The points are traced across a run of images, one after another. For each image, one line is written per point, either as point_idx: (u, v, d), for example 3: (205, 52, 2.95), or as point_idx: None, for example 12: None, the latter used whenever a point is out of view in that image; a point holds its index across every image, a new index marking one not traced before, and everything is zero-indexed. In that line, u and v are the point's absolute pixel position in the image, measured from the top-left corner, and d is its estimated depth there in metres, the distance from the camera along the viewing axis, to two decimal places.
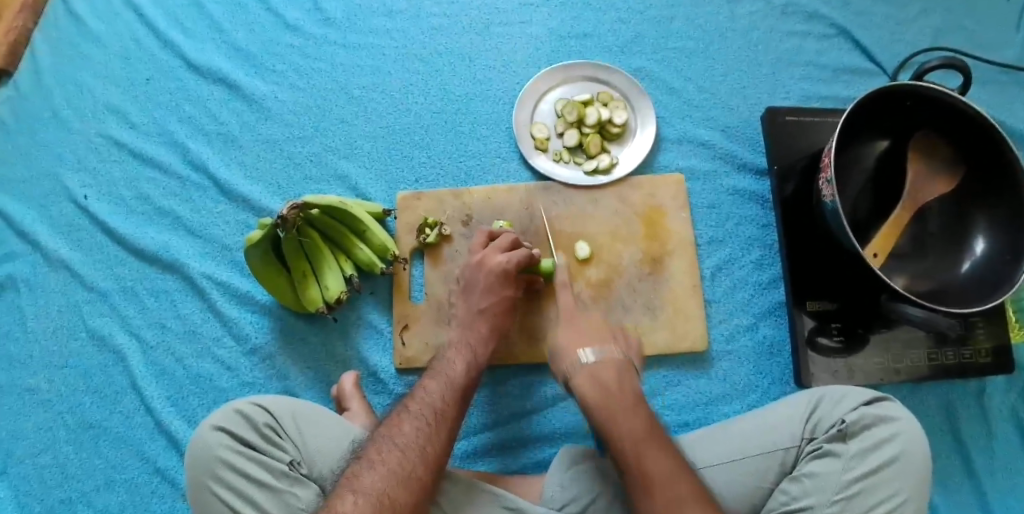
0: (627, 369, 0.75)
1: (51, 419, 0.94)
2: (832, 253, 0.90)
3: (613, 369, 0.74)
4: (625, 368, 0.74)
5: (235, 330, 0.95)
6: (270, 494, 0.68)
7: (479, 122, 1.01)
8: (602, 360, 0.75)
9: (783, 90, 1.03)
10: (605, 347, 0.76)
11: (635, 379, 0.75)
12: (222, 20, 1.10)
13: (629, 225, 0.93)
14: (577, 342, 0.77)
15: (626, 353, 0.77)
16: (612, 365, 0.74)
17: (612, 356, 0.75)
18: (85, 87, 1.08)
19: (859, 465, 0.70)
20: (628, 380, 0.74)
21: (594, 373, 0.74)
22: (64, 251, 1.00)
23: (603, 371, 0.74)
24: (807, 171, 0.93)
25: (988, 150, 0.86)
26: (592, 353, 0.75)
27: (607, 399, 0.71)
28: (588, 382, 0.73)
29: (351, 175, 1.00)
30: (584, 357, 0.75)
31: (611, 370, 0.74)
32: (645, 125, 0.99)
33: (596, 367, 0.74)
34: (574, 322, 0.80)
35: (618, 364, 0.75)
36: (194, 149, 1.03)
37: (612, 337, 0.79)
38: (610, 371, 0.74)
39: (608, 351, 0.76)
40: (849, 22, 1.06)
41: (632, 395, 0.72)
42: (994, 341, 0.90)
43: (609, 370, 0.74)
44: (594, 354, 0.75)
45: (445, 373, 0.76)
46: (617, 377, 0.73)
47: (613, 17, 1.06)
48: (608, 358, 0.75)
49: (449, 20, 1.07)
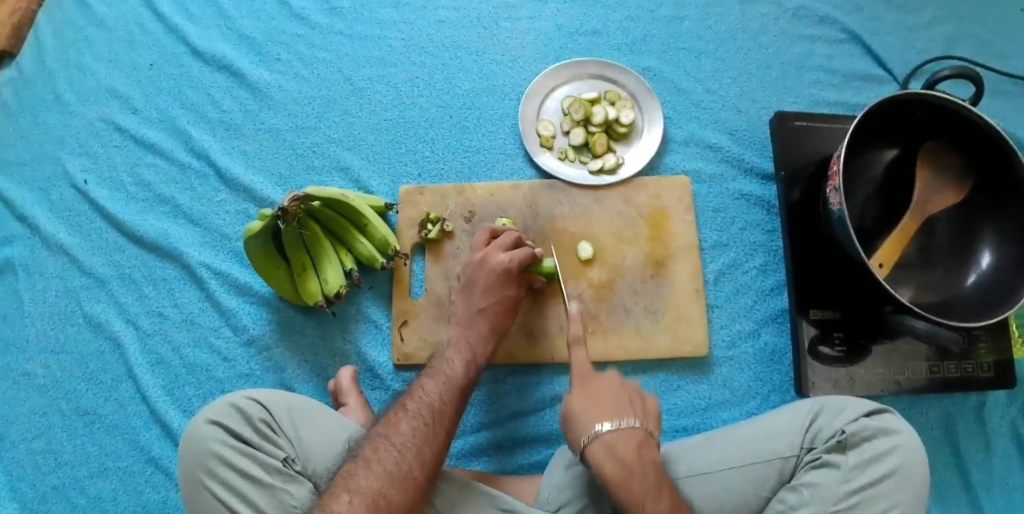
0: (647, 442, 0.68)
1: (46, 405, 0.94)
2: (837, 262, 0.89)
3: (635, 448, 0.67)
4: (643, 439, 0.68)
5: (233, 320, 0.94)
6: (263, 491, 0.68)
7: (484, 118, 1.00)
8: (620, 432, 0.68)
9: (793, 94, 1.02)
10: (623, 419, 0.68)
11: (655, 450, 0.69)
12: (228, 6, 1.08)
13: (633, 227, 0.92)
14: (597, 413, 0.70)
15: (643, 419, 0.70)
16: (634, 443, 0.67)
17: (631, 428, 0.68)
18: (88, 70, 1.07)
19: (856, 478, 0.70)
20: (648, 454, 0.67)
21: (612, 448, 0.67)
22: (63, 236, 1.00)
23: (621, 446, 0.67)
24: (815, 177, 0.92)
25: (998, 162, 0.85)
26: (610, 427, 0.68)
27: (629, 482, 0.65)
28: (605, 457, 0.67)
29: (354, 167, 0.98)
30: (602, 429, 0.68)
31: (631, 448, 0.67)
32: (653, 126, 0.98)
33: (612, 436, 0.68)
34: (590, 393, 0.72)
35: (637, 438, 0.68)
36: (196, 137, 1.02)
37: (630, 406, 0.71)
38: (630, 449, 0.67)
39: (626, 420, 0.68)
40: (861, 27, 1.04)
41: (654, 473, 0.66)
42: (996, 355, 0.89)
43: (626, 447, 0.67)
44: (611, 425, 0.68)
45: (444, 372, 0.75)
46: (637, 454, 0.67)
47: (623, 15, 1.05)
48: (628, 433, 0.68)
49: (457, 13, 1.05)
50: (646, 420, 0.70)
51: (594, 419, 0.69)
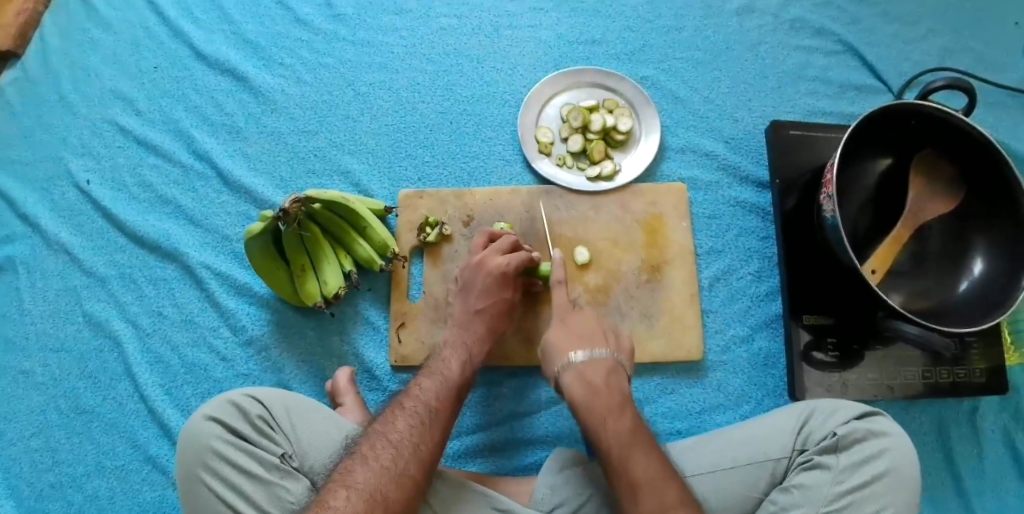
0: (615, 370, 0.77)
1: (44, 402, 0.94)
2: (831, 269, 0.90)
3: (602, 372, 0.76)
4: (613, 368, 0.76)
5: (232, 321, 0.95)
6: (261, 486, 0.69)
7: (484, 124, 1.02)
8: (591, 360, 0.77)
9: (788, 103, 1.03)
10: (594, 349, 0.78)
11: (623, 379, 0.77)
12: (233, 11, 1.10)
13: (630, 233, 0.94)
14: (568, 345, 0.79)
15: (615, 354, 0.78)
16: (602, 367, 0.76)
17: (601, 357, 0.77)
18: (93, 72, 1.09)
19: (847, 479, 0.70)
20: (616, 381, 0.76)
21: (582, 374, 0.76)
22: (65, 236, 1.01)
23: (591, 372, 0.76)
24: (810, 185, 0.93)
25: (990, 172, 0.87)
26: (583, 354, 0.77)
27: (593, 400, 0.73)
28: (576, 382, 0.75)
29: (355, 170, 1.00)
30: (574, 358, 0.77)
31: (599, 371, 0.76)
32: (650, 133, 0.99)
33: (584, 366, 0.77)
34: (567, 326, 0.81)
35: (607, 366, 0.77)
36: (199, 139, 1.04)
37: (602, 338, 0.80)
38: (599, 374, 0.76)
39: (597, 352, 0.78)
40: (856, 39, 1.06)
41: (618, 395, 0.74)
42: (989, 362, 0.90)
43: (597, 370, 0.76)
44: (582, 354, 0.77)
45: (440, 371, 0.76)
46: (604, 378, 0.75)
47: (622, 25, 1.06)
48: (599, 360, 0.77)
49: (458, 21, 1.07)
50: (618, 352, 0.80)
51: (571, 347, 0.79)
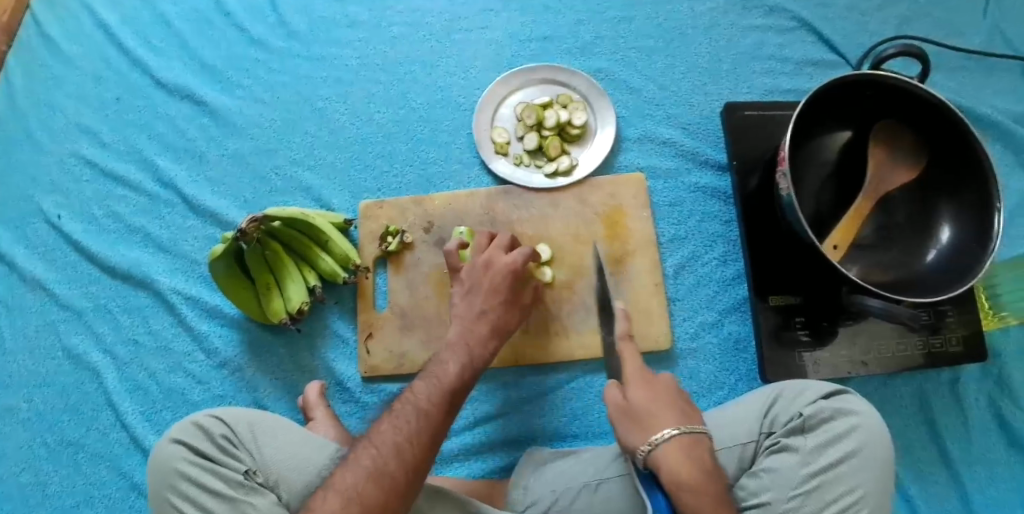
0: (705, 447, 0.65)
1: (30, 438, 0.96)
2: (792, 248, 0.89)
3: (703, 452, 0.64)
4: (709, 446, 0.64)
5: (206, 344, 0.96)
6: (225, 504, 0.68)
7: (440, 129, 1.02)
8: (694, 436, 0.64)
9: (745, 84, 1.02)
10: (695, 424, 0.65)
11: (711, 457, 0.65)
12: (189, 37, 1.11)
13: (591, 226, 0.93)
14: (662, 416, 0.65)
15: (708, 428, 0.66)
16: (703, 446, 0.64)
17: (700, 434, 0.65)
18: (58, 109, 1.10)
19: (815, 461, 0.69)
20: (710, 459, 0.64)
21: (686, 452, 0.63)
22: (40, 272, 1.02)
23: (694, 450, 0.63)
24: (769, 165, 0.93)
25: (950, 137, 0.86)
26: (684, 430, 0.64)
27: (704, 487, 0.61)
28: (679, 462, 0.62)
29: (315, 186, 1.00)
30: (677, 433, 0.64)
31: (700, 450, 0.64)
32: (605, 125, 0.99)
33: (680, 443, 0.63)
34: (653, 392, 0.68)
35: (704, 441, 0.65)
36: (164, 167, 1.05)
37: (693, 410, 0.68)
38: (699, 452, 0.64)
39: (697, 428, 0.65)
40: (810, 14, 1.05)
41: (718, 480, 0.63)
42: (965, 329, 0.89)
43: (698, 450, 0.63)
44: (679, 429, 0.64)
45: (438, 375, 0.72)
46: (707, 460, 0.63)
47: (573, 19, 1.06)
48: (699, 438, 0.65)
49: (409, 29, 1.07)
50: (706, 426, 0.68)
51: (665, 420, 0.65)
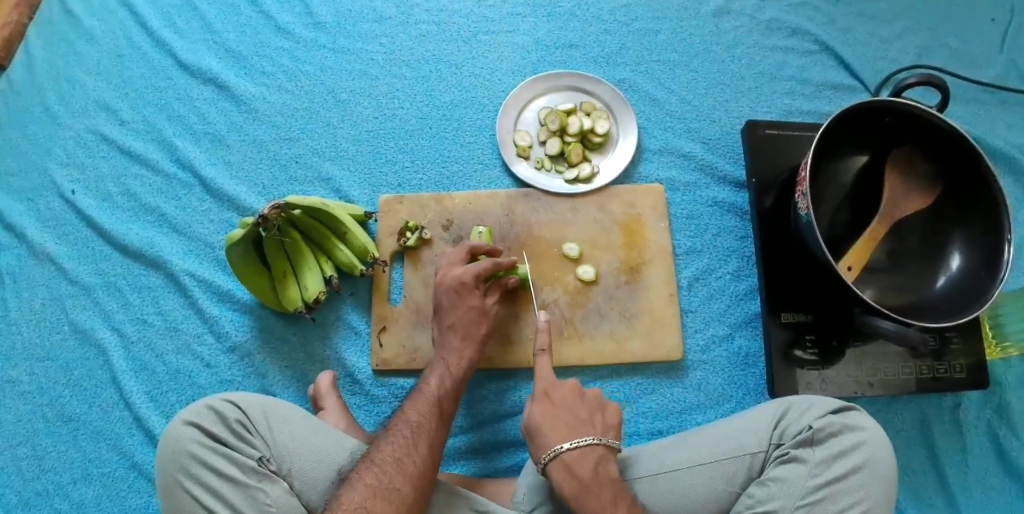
0: (604, 458, 0.71)
1: (30, 410, 0.95)
2: (806, 266, 0.90)
3: (592, 463, 0.70)
4: (602, 458, 0.70)
5: (216, 327, 0.96)
6: (237, 489, 0.69)
7: (463, 129, 1.03)
8: (580, 450, 0.70)
9: (765, 103, 1.04)
10: (581, 436, 0.71)
11: (614, 464, 0.71)
12: (214, 21, 1.11)
13: (608, 234, 0.94)
14: (552, 428, 0.72)
15: (600, 437, 0.71)
16: (591, 458, 0.70)
17: (589, 445, 0.70)
18: (77, 83, 1.10)
19: (822, 473, 0.70)
20: (605, 469, 0.70)
21: (571, 468, 0.69)
22: (50, 245, 1.02)
23: (580, 465, 0.69)
24: (787, 184, 0.94)
25: (965, 166, 0.87)
26: (568, 446, 0.70)
27: (586, 499, 0.67)
28: (564, 476, 0.69)
29: (335, 177, 1.01)
30: (563, 448, 0.70)
31: (588, 462, 0.70)
32: (627, 135, 1.00)
33: (570, 456, 0.70)
34: (551, 405, 0.74)
35: (596, 454, 0.70)
36: (182, 148, 1.05)
37: (590, 421, 0.73)
38: (587, 465, 0.69)
39: (585, 438, 0.71)
40: (832, 38, 1.07)
41: (611, 487, 0.68)
42: (970, 357, 0.90)
43: (585, 464, 0.69)
44: (568, 444, 0.70)
45: (422, 391, 0.78)
46: (594, 471, 0.69)
47: (599, 29, 1.07)
48: (588, 450, 0.70)
49: (436, 27, 1.08)
50: (605, 433, 0.73)
51: (556, 434, 0.71)
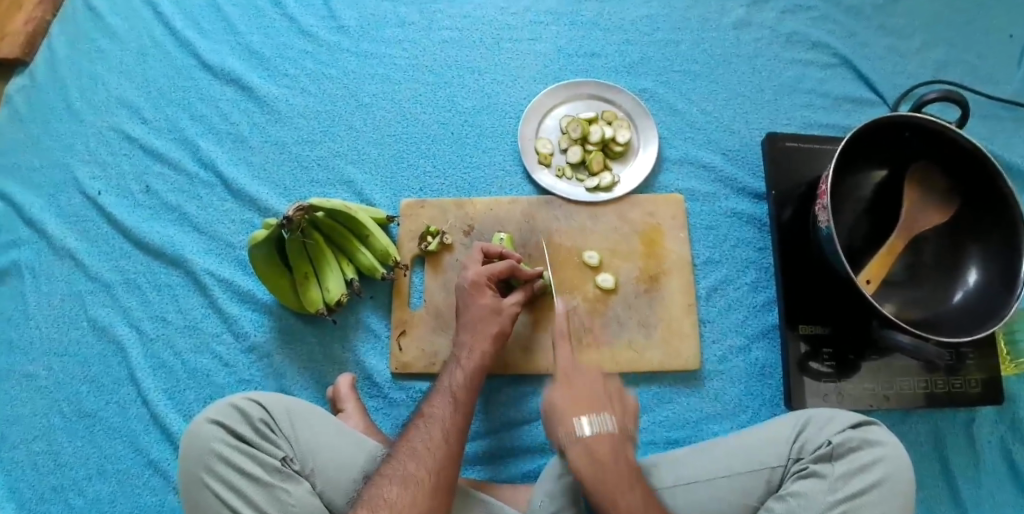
0: (612, 362, 0.79)
1: (47, 406, 0.95)
2: (824, 276, 0.91)
3: (593, 351, 0.78)
4: (613, 354, 0.79)
5: (235, 327, 0.96)
6: (260, 488, 0.70)
7: (484, 135, 1.03)
8: (592, 338, 0.80)
9: (785, 116, 1.05)
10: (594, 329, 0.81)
11: (617, 365, 0.79)
12: (238, 22, 1.12)
13: (628, 243, 0.95)
14: (561, 318, 0.81)
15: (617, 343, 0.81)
16: (594, 347, 0.79)
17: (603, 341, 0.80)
18: (100, 81, 1.11)
19: (841, 488, 0.70)
20: (611, 362, 0.79)
21: (575, 350, 0.79)
22: (70, 241, 1.02)
23: (585, 347, 0.79)
24: (807, 197, 0.95)
25: (983, 182, 0.88)
26: (582, 333, 0.80)
27: (575, 370, 0.76)
28: (564, 352, 0.78)
29: (357, 180, 1.01)
30: (574, 335, 0.80)
31: (606, 445, 0.69)
32: (648, 144, 1.01)
33: (577, 341, 0.79)
34: (569, 306, 0.85)
35: (603, 346, 0.80)
36: (204, 148, 1.05)
37: (601, 324, 0.83)
38: (589, 350, 0.79)
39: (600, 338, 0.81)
40: (852, 52, 1.08)
41: (605, 372, 0.76)
42: (986, 373, 0.91)
43: (590, 348, 0.79)
44: (580, 331, 0.80)
45: (444, 382, 0.78)
46: (597, 357, 0.78)
47: (621, 39, 1.08)
48: (595, 340, 0.80)
49: (460, 34, 1.09)
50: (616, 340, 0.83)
51: (568, 321, 0.82)
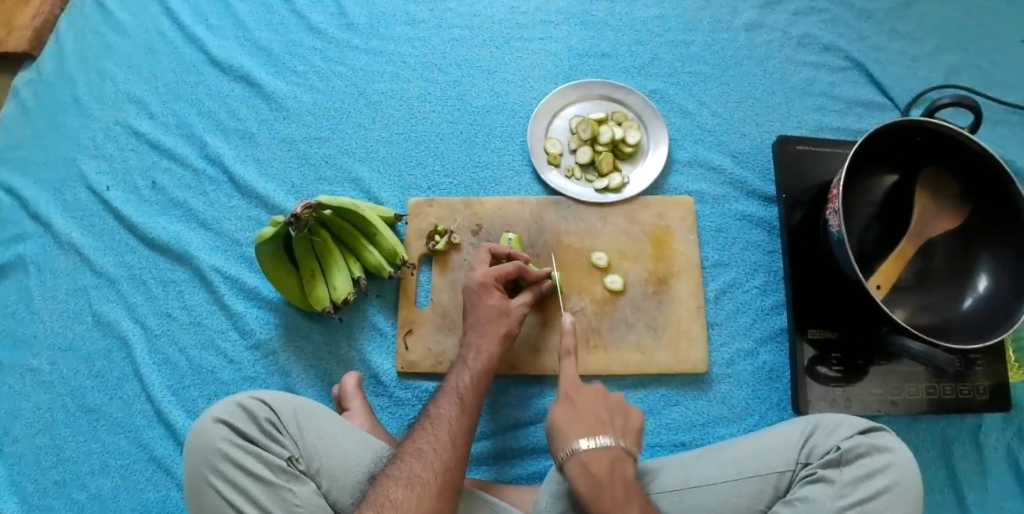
0: (621, 459, 0.70)
1: (50, 400, 0.95)
2: (833, 281, 0.90)
3: (607, 463, 0.69)
4: (619, 458, 0.69)
5: (241, 324, 0.96)
6: (266, 487, 0.69)
7: (494, 134, 1.03)
8: (597, 449, 0.70)
9: (796, 119, 1.04)
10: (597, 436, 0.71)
11: (630, 466, 0.70)
12: (247, 18, 1.12)
13: (637, 245, 0.95)
14: (572, 429, 0.72)
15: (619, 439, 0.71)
16: (607, 458, 0.69)
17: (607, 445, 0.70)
18: (107, 75, 1.10)
19: (850, 493, 0.70)
20: (622, 471, 0.69)
21: (587, 466, 0.69)
22: (76, 236, 1.02)
23: (596, 463, 0.69)
24: (817, 200, 0.94)
25: (994, 189, 0.87)
26: (587, 445, 0.70)
27: (598, 499, 0.67)
28: (581, 474, 0.69)
29: (365, 178, 1.01)
30: (579, 447, 0.70)
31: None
32: (658, 146, 1.00)
33: (588, 456, 0.70)
34: (572, 407, 0.74)
35: (613, 455, 0.70)
36: (212, 144, 1.05)
37: (609, 423, 0.73)
38: (603, 463, 0.69)
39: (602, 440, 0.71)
40: (864, 56, 1.07)
41: (624, 487, 0.67)
42: (994, 379, 0.90)
43: (602, 462, 0.69)
44: (588, 443, 0.70)
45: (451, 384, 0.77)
46: (609, 470, 0.69)
47: (631, 39, 1.08)
48: (603, 450, 0.70)
49: (470, 32, 1.09)
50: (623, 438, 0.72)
51: (574, 434, 0.71)
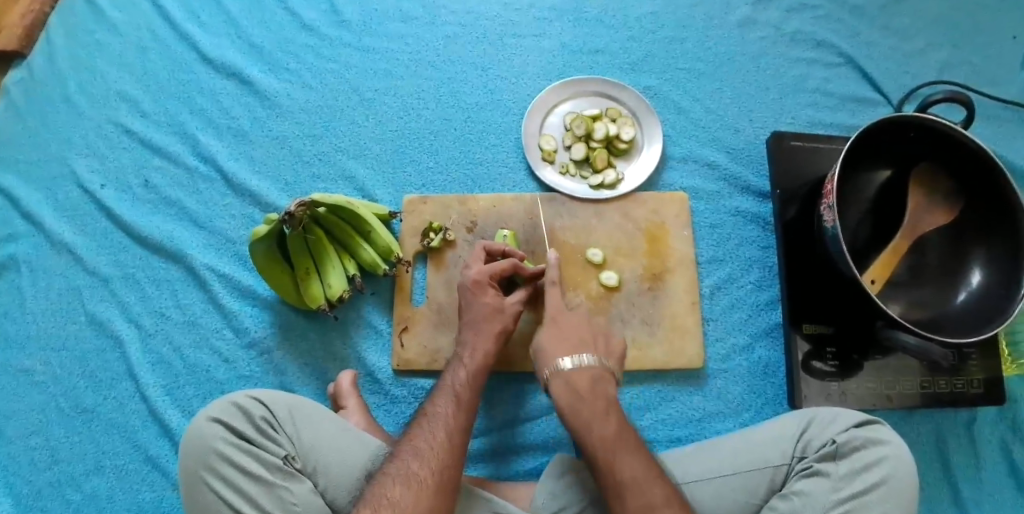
0: (603, 378, 0.77)
1: (43, 401, 0.94)
2: (828, 276, 0.91)
3: (589, 379, 0.76)
4: (599, 377, 0.77)
5: (235, 323, 0.96)
6: (262, 487, 0.69)
7: (488, 131, 1.03)
8: (579, 368, 0.77)
9: (789, 115, 1.04)
10: (582, 355, 0.78)
11: (611, 386, 0.78)
12: (239, 16, 1.11)
13: (631, 241, 0.95)
14: (558, 349, 0.79)
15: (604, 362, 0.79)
16: (589, 375, 0.76)
17: (590, 365, 0.77)
18: (99, 73, 1.10)
19: (845, 487, 0.70)
20: (601, 387, 0.76)
21: (570, 382, 0.76)
22: (68, 235, 1.01)
23: (578, 379, 0.76)
24: (811, 195, 0.94)
25: (987, 183, 0.88)
26: (571, 362, 0.77)
27: (581, 406, 0.74)
28: (564, 389, 0.76)
29: (359, 175, 1.01)
30: (564, 364, 0.77)
31: (608, 424, 0.72)
32: (652, 142, 1.00)
33: (572, 372, 0.77)
34: (558, 329, 0.81)
35: (594, 374, 0.77)
36: (205, 142, 1.04)
37: (592, 344, 0.81)
38: (585, 380, 0.76)
39: (586, 359, 0.78)
40: (857, 52, 1.08)
41: (604, 402, 0.74)
42: (987, 373, 0.90)
43: (583, 376, 0.76)
44: (571, 362, 0.77)
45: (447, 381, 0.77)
46: (591, 386, 0.76)
47: (625, 36, 1.08)
48: (586, 367, 0.77)
49: (464, 29, 1.08)
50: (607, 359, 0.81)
51: (559, 354, 0.79)
